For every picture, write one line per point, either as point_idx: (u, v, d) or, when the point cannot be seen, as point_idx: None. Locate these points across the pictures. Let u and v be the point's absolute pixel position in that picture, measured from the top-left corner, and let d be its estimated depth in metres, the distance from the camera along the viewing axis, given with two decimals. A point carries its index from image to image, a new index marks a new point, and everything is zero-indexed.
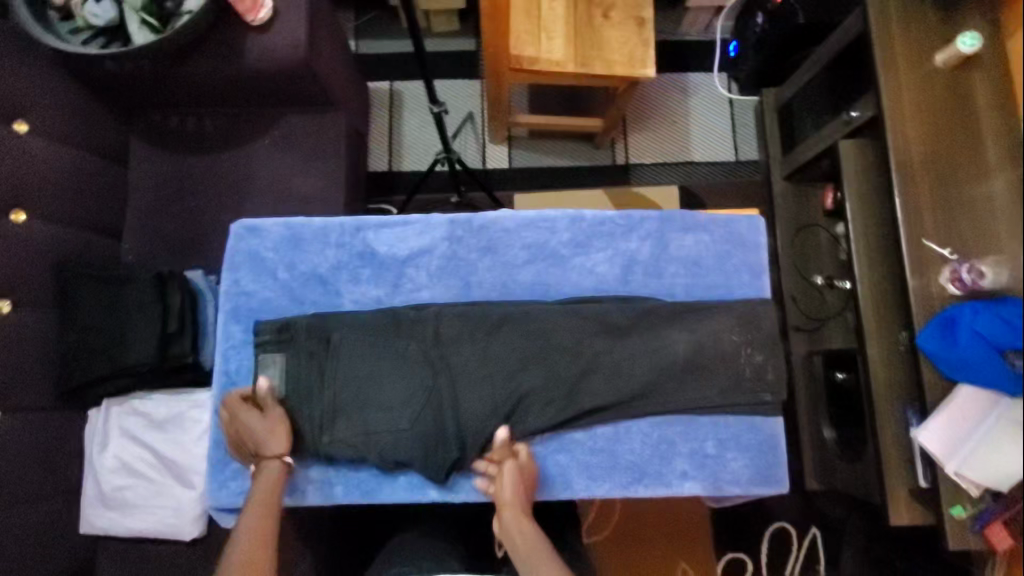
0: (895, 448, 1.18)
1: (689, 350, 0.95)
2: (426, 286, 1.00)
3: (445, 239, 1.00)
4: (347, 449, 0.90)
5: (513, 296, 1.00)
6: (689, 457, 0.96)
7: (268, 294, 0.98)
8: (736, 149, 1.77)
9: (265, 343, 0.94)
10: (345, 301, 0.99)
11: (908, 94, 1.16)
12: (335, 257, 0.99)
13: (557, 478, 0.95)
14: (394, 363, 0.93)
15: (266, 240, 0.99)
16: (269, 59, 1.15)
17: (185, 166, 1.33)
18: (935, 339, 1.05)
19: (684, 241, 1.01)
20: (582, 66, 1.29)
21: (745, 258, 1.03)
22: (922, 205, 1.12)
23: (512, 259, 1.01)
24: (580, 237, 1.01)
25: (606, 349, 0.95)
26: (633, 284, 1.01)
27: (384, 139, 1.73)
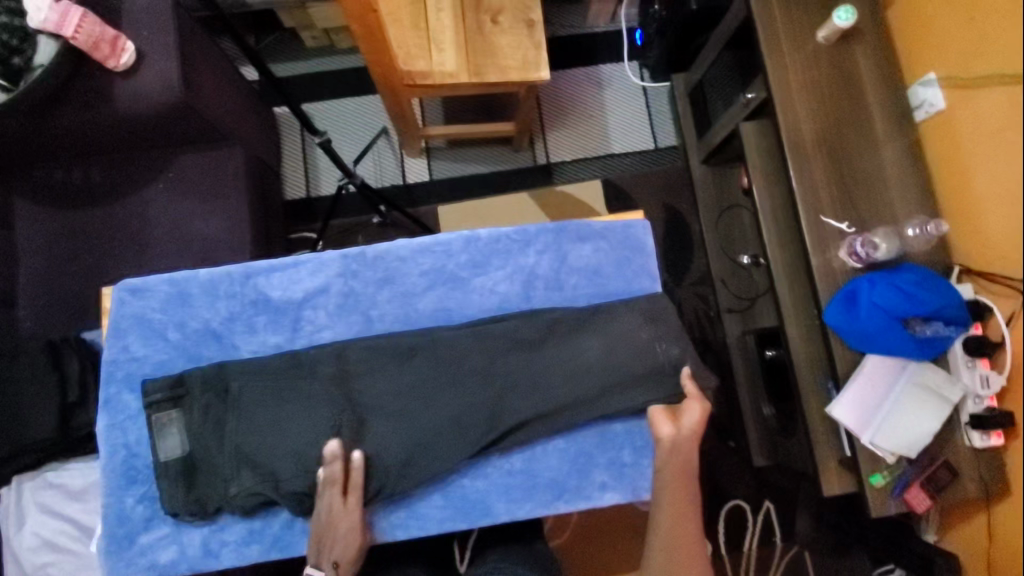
0: (822, 422, 1.21)
1: (601, 358, 0.96)
2: (327, 325, 0.98)
3: (340, 275, 0.98)
4: (260, 498, 0.89)
5: (417, 326, 0.99)
6: (607, 468, 0.96)
7: (161, 356, 0.95)
8: (654, 136, 1.77)
9: (159, 402, 0.92)
10: (243, 351, 0.97)
11: (794, 73, 1.18)
12: (227, 309, 0.97)
13: (476, 506, 0.94)
14: (302, 408, 0.92)
15: (152, 300, 0.96)
16: (141, 104, 1.10)
17: (78, 222, 1.27)
18: (839, 314, 1.07)
19: (582, 250, 1.02)
20: (476, 76, 1.27)
21: (645, 262, 1.04)
22: (817, 183, 1.14)
23: (411, 287, 0.99)
24: (478, 257, 1.01)
25: (520, 367, 0.95)
26: (537, 299, 1.01)
27: (299, 165, 1.69)
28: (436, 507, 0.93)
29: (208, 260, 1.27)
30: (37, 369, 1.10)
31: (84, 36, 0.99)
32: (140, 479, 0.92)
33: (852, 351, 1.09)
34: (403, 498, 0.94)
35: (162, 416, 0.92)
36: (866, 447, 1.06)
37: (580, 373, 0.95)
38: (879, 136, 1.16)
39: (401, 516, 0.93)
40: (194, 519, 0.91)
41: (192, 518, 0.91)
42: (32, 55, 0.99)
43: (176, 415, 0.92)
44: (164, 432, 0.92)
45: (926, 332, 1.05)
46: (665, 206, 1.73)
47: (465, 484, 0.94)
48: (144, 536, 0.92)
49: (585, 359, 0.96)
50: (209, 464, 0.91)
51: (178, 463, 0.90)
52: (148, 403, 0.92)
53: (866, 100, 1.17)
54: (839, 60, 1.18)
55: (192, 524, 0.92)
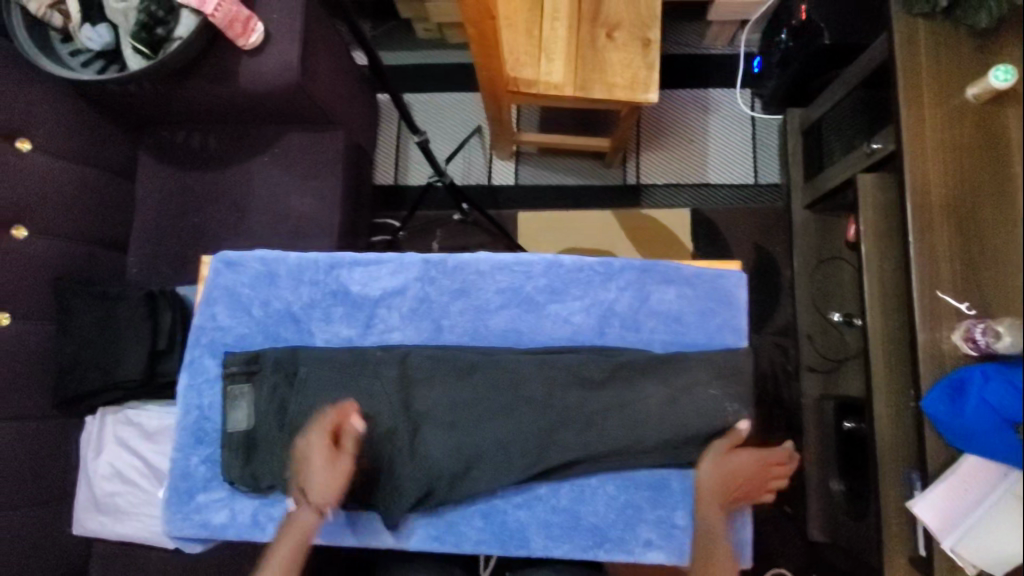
0: (895, 510, 1.10)
1: (665, 405, 0.92)
2: (397, 327, 0.99)
3: (417, 279, 0.99)
4: (307, 483, 0.92)
5: (484, 342, 0.98)
6: (655, 525, 0.92)
7: (244, 329, 1.00)
8: (756, 171, 1.67)
9: (235, 374, 0.97)
10: (317, 338, 1.00)
11: (931, 130, 1.07)
12: (309, 294, 1.00)
13: (514, 535, 0.92)
14: (362, 403, 0.94)
15: (243, 275, 1.01)
16: (261, 82, 1.16)
17: (188, 183, 1.37)
18: (941, 404, 0.95)
19: (666, 294, 0.97)
20: (581, 90, 1.24)
21: (731, 317, 0.98)
22: (938, 254, 1.03)
23: (485, 302, 0.99)
24: (556, 283, 0.98)
25: (576, 404, 0.93)
26: (609, 336, 0.98)
27: (391, 152, 1.73)
28: (474, 527, 0.93)
29: (297, 236, 1.33)
30: (135, 316, 1.18)
31: (223, 15, 1.05)
32: (209, 441, 0.98)
33: (947, 445, 0.98)
34: (445, 510, 0.94)
35: (235, 387, 0.96)
36: (946, 552, 0.95)
37: (641, 417, 0.91)
38: None
39: (440, 528, 0.93)
40: (249, 491, 0.96)
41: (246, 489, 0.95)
42: (173, 27, 1.06)
43: (246, 388, 0.97)
44: (234, 402, 0.96)
45: None
46: (756, 245, 1.63)
47: (508, 512, 0.93)
48: (200, 495, 0.98)
49: (648, 402, 0.92)
50: (269, 441, 0.95)
51: (243, 435, 0.95)
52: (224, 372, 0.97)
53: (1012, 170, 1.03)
54: (988, 121, 1.05)
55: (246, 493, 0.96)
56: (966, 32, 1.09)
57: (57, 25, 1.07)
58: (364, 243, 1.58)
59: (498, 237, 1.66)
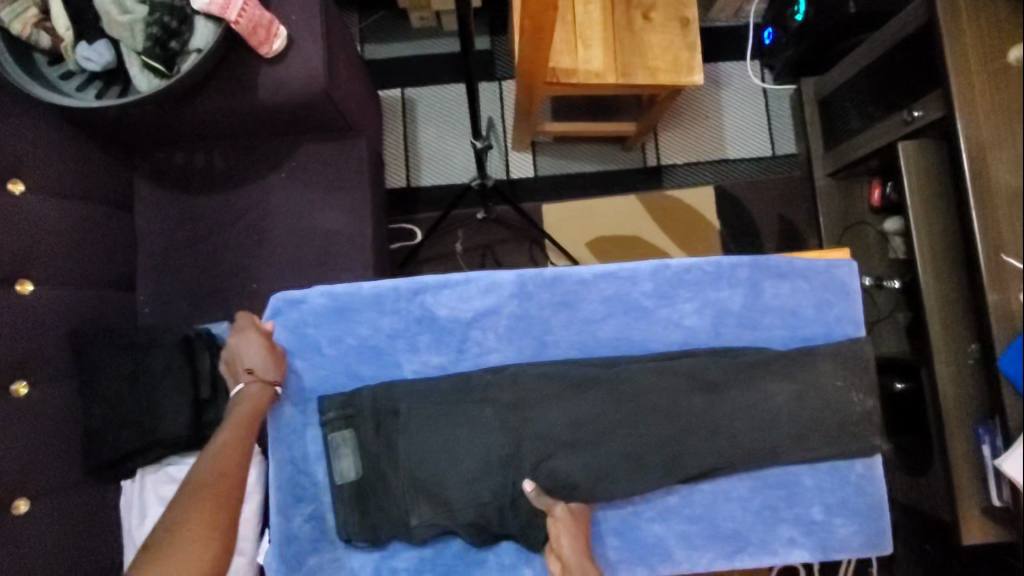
0: (965, 464, 1.15)
1: (793, 403, 0.91)
2: (495, 348, 0.94)
3: (512, 297, 0.93)
4: (436, 528, 0.89)
5: (596, 354, 0.95)
6: (793, 523, 0.94)
7: (324, 370, 0.93)
8: (772, 143, 1.67)
9: (333, 421, 0.91)
10: (406, 369, 0.95)
11: (980, 95, 1.08)
12: (391, 325, 0.93)
13: (654, 550, 0.92)
14: (475, 433, 0.89)
15: (310, 314, 0.92)
16: (284, 92, 1.05)
17: (197, 208, 1.23)
18: (1019, 362, 0.99)
19: (781, 289, 0.96)
20: (624, 77, 1.18)
21: (847, 308, 0.97)
22: (1000, 219, 1.05)
23: (590, 314, 0.95)
24: (663, 286, 0.95)
25: (703, 408, 0.90)
26: (725, 336, 0.96)
27: (401, 152, 1.63)
28: (613, 548, 0.91)
29: (329, 255, 1.23)
30: (171, 363, 1.07)
31: (246, 21, 0.94)
32: (311, 496, 0.92)
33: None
34: None
35: (336, 434, 0.91)
36: None
37: (755, 415, 0.91)
38: None
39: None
40: (366, 545, 0.91)
41: (362, 544, 0.91)
42: (188, 39, 0.95)
43: (349, 433, 0.91)
44: (338, 451, 0.91)
45: None
46: (779, 217, 1.64)
47: (645, 526, 0.92)
48: (314, 556, 0.92)
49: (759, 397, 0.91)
50: (382, 490, 0.91)
51: (352, 486, 0.90)
52: (322, 421, 0.91)
53: None
54: None
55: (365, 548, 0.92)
56: None
57: (45, 46, 0.93)
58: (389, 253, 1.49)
59: (520, 232, 1.59)
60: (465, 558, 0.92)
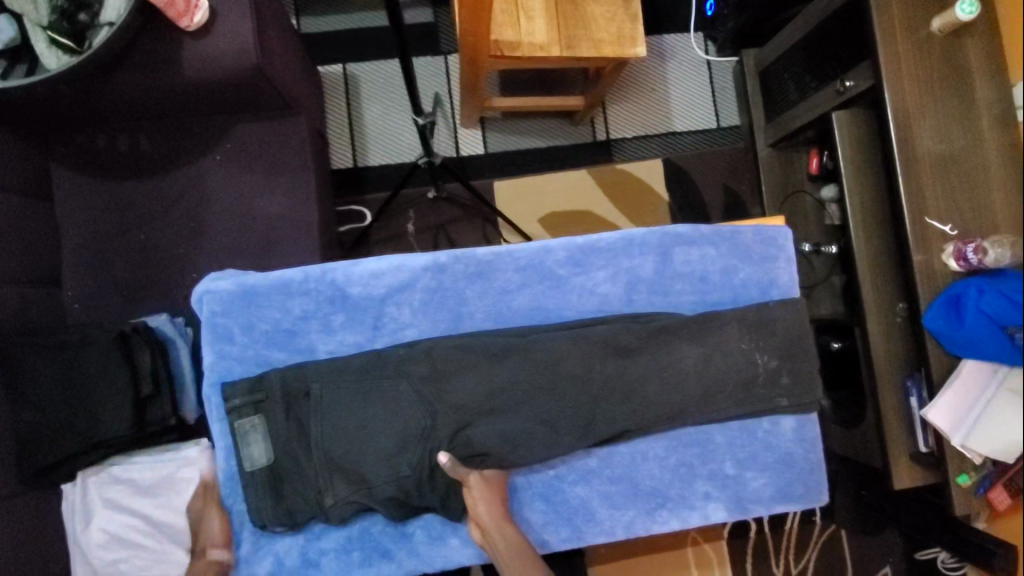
0: (896, 415, 1.24)
1: (700, 365, 0.86)
2: (411, 323, 0.84)
3: (427, 269, 0.82)
4: (355, 507, 0.79)
5: (512, 326, 0.87)
6: (709, 478, 0.90)
7: (226, 359, 0.81)
8: (717, 115, 1.70)
9: (240, 407, 0.78)
10: (319, 352, 0.83)
11: (906, 67, 1.13)
12: (300, 307, 0.81)
13: (579, 511, 0.87)
14: (386, 415, 0.80)
15: (218, 300, 0.79)
16: (213, 69, 0.99)
17: (126, 194, 1.16)
18: (941, 318, 1.08)
19: (690, 255, 0.89)
20: (568, 50, 1.17)
21: (754, 272, 0.93)
22: (922, 185, 1.12)
23: (505, 285, 0.85)
24: (577, 254, 0.87)
25: (620, 373, 0.85)
26: (638, 303, 0.89)
27: (345, 131, 1.57)
28: (537, 512, 0.86)
29: (273, 241, 1.18)
30: (108, 361, 1.01)
31: None
32: (228, 490, 0.80)
33: (946, 354, 1.11)
34: None
35: (244, 422, 0.78)
36: (955, 447, 1.09)
37: (682, 381, 0.86)
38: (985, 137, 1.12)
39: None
40: (285, 530, 0.80)
41: (284, 529, 0.79)
42: (99, 11, 0.88)
43: (258, 421, 0.78)
44: (247, 438, 0.79)
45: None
46: (724, 187, 1.68)
47: (567, 491, 0.87)
48: (242, 545, 0.80)
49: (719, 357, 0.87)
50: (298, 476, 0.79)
51: (267, 471, 0.78)
52: (226, 408, 0.78)
53: (974, 99, 1.14)
54: (951, 55, 1.15)
55: (284, 533, 0.80)
56: None
57: None
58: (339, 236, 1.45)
59: (472, 209, 1.58)
60: (390, 534, 0.82)
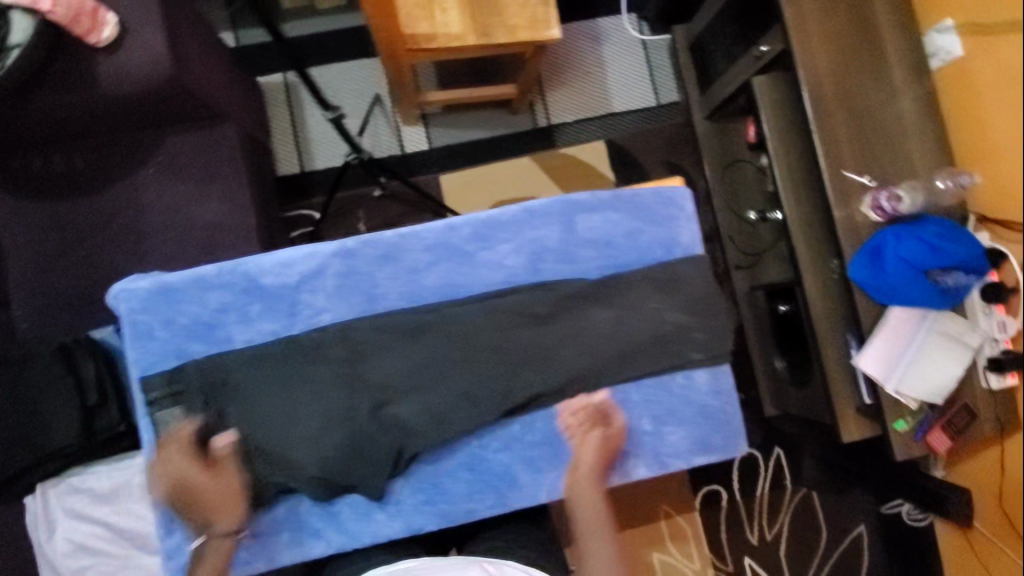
0: (838, 369, 1.24)
1: (612, 329, 0.94)
2: (326, 308, 0.88)
3: (337, 254, 0.88)
4: (274, 487, 0.85)
5: (425, 304, 0.91)
6: (627, 436, 0.95)
7: (149, 354, 0.85)
8: (655, 92, 1.72)
9: (160, 399, 0.84)
10: (238, 342, 0.87)
11: (813, 23, 1.14)
12: (217, 299, 0.86)
13: (502, 478, 0.90)
14: (316, 392, 0.86)
15: (133, 298, 0.84)
16: (129, 82, 1.02)
17: (66, 212, 1.19)
18: (865, 267, 1.09)
19: (592, 221, 0.96)
20: (485, 37, 1.21)
21: (656, 233, 0.98)
22: (838, 139, 1.13)
23: (415, 264, 0.90)
24: (482, 230, 0.93)
25: (529, 341, 0.92)
26: (546, 272, 0.95)
27: (290, 138, 1.60)
28: (462, 482, 0.89)
29: (210, 248, 1.20)
30: (52, 374, 1.05)
31: (64, 9, 0.92)
32: (151, 484, 0.85)
33: (874, 304, 1.12)
34: (415, 475, 0.89)
35: (165, 412, 0.84)
36: (889, 393, 1.09)
37: (593, 346, 0.93)
38: (896, 86, 1.14)
39: (424, 490, 0.89)
40: (212, 517, 0.85)
41: (210, 515, 0.85)
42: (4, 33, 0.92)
43: (178, 411, 0.85)
44: (168, 429, 0.84)
45: (947, 282, 1.08)
46: (667, 163, 1.71)
47: (488, 458, 0.90)
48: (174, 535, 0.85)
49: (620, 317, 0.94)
50: (217, 463, 0.84)
51: (187, 459, 0.84)
52: (147, 400, 0.84)
53: (885, 50, 1.16)
54: (858, 9, 1.15)
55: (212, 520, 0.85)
56: None
57: None
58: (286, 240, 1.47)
59: (418, 205, 1.60)
60: (317, 514, 0.86)
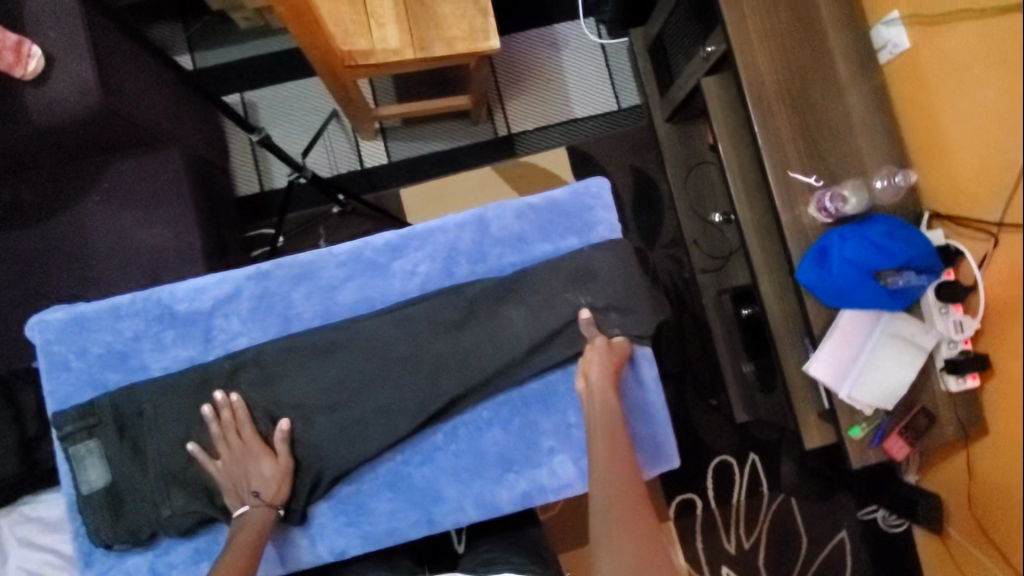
0: (798, 373, 1.17)
1: (529, 322, 0.96)
2: (240, 331, 0.93)
3: (249, 277, 0.93)
4: (195, 516, 0.88)
5: (338, 319, 0.95)
6: (554, 433, 0.96)
7: (67, 386, 0.90)
8: (616, 97, 1.70)
9: (72, 434, 0.88)
10: (153, 370, 0.92)
11: (753, 23, 1.11)
12: (131, 328, 0.91)
13: (427, 495, 0.93)
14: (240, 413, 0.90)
15: (48, 331, 0.90)
16: (60, 112, 1.03)
17: (13, 244, 1.18)
18: (812, 271, 1.05)
19: (505, 219, 0.98)
20: (422, 51, 1.19)
21: (571, 225, 1.00)
22: (783, 139, 1.10)
23: (329, 280, 0.95)
24: (394, 240, 0.96)
25: (447, 346, 0.94)
26: (459, 275, 0.98)
27: (249, 160, 1.58)
28: (385, 500, 0.92)
29: (157, 272, 1.20)
30: None
31: None
32: (70, 517, 0.89)
33: (826, 307, 1.08)
34: (342, 494, 0.93)
35: (79, 447, 0.88)
36: (842, 400, 1.06)
37: (513, 339, 0.95)
38: (843, 82, 1.11)
39: (349, 511, 0.92)
40: (135, 546, 0.89)
41: (130, 546, 0.88)
42: None
43: (93, 444, 0.88)
44: (84, 464, 0.88)
45: (898, 282, 1.03)
46: (633, 168, 1.68)
47: (411, 473, 0.93)
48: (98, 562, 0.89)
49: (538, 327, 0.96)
50: (135, 492, 0.89)
51: (103, 493, 0.87)
52: (60, 436, 0.88)
53: (831, 45, 1.12)
54: (800, 4, 1.12)
55: (135, 550, 0.89)
56: None
57: None
58: (242, 260, 1.45)
59: (380, 219, 1.57)
60: None
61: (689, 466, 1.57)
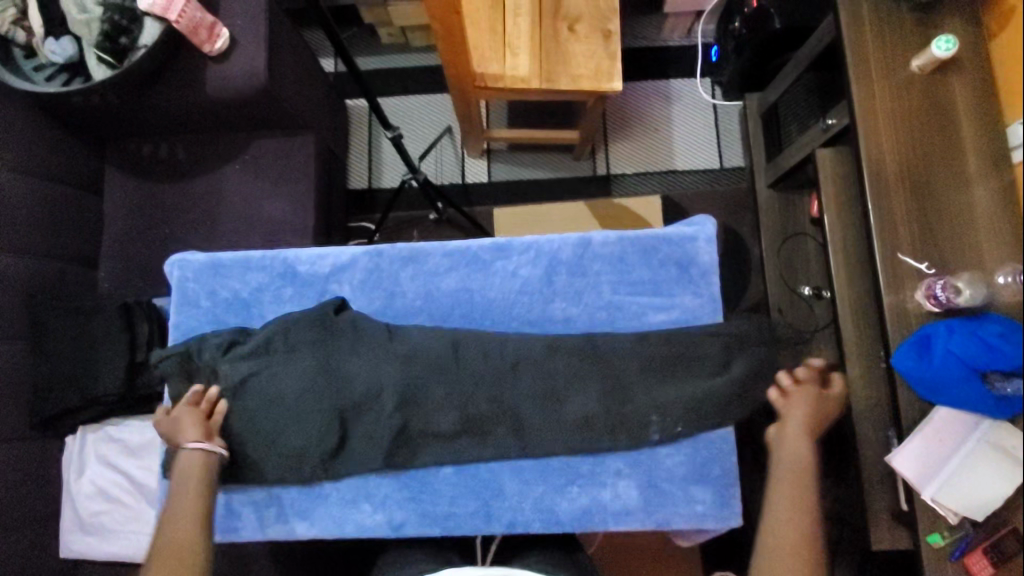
0: (877, 467, 1.10)
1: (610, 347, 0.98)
2: (350, 300, 1.04)
3: (366, 252, 1.04)
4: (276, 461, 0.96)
5: (437, 304, 1.03)
6: (622, 455, 0.98)
7: (195, 321, 1.04)
8: (720, 155, 1.72)
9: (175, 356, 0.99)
10: (268, 320, 1.04)
11: (882, 101, 1.10)
12: (257, 280, 1.05)
13: (488, 486, 0.98)
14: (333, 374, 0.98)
15: (188, 269, 1.05)
16: (229, 87, 1.17)
17: (158, 194, 1.34)
18: (911, 358, 1.00)
19: (608, 238, 1.03)
20: (547, 83, 1.28)
21: (672, 252, 1.04)
22: (897, 219, 1.07)
23: (433, 267, 1.04)
24: (501, 241, 1.04)
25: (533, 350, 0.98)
26: (557, 284, 1.03)
27: (364, 157, 1.70)
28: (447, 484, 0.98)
29: (270, 241, 1.31)
30: (112, 326, 1.18)
31: (186, 21, 1.08)
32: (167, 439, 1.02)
33: (919, 399, 1.03)
34: (413, 474, 0.98)
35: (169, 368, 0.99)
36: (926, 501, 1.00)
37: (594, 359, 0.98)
38: (971, 174, 1.07)
39: (412, 489, 0.98)
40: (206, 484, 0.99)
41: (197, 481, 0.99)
42: (137, 36, 1.11)
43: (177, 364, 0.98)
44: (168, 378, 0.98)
45: (1005, 389, 0.97)
46: (726, 228, 1.67)
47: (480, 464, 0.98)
48: None
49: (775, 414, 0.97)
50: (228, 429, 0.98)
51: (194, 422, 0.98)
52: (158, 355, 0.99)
53: (961, 136, 1.08)
54: (935, 90, 1.10)
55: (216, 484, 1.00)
56: (909, 8, 1.13)
57: (21, 40, 1.11)
58: (339, 244, 1.55)
59: (471, 231, 1.63)
60: (303, 495, 0.98)
61: (734, 542, 1.49)
